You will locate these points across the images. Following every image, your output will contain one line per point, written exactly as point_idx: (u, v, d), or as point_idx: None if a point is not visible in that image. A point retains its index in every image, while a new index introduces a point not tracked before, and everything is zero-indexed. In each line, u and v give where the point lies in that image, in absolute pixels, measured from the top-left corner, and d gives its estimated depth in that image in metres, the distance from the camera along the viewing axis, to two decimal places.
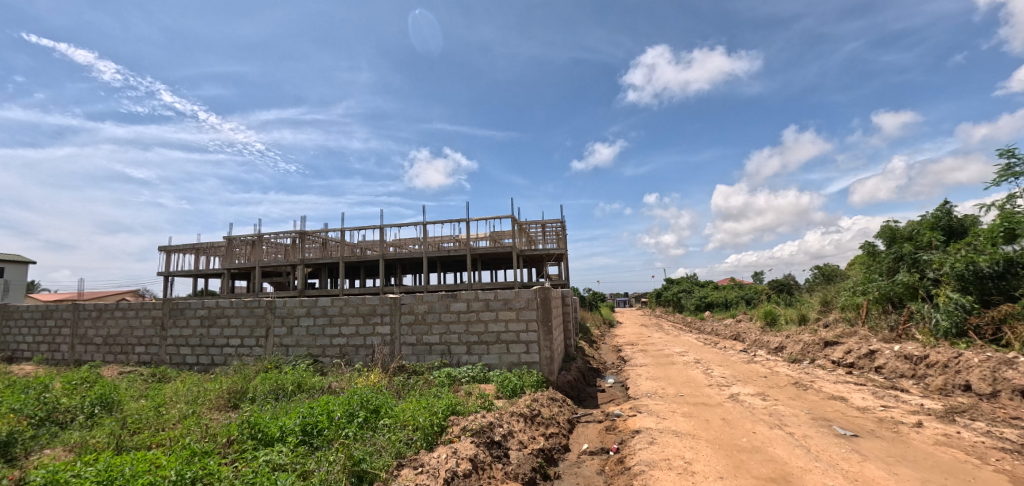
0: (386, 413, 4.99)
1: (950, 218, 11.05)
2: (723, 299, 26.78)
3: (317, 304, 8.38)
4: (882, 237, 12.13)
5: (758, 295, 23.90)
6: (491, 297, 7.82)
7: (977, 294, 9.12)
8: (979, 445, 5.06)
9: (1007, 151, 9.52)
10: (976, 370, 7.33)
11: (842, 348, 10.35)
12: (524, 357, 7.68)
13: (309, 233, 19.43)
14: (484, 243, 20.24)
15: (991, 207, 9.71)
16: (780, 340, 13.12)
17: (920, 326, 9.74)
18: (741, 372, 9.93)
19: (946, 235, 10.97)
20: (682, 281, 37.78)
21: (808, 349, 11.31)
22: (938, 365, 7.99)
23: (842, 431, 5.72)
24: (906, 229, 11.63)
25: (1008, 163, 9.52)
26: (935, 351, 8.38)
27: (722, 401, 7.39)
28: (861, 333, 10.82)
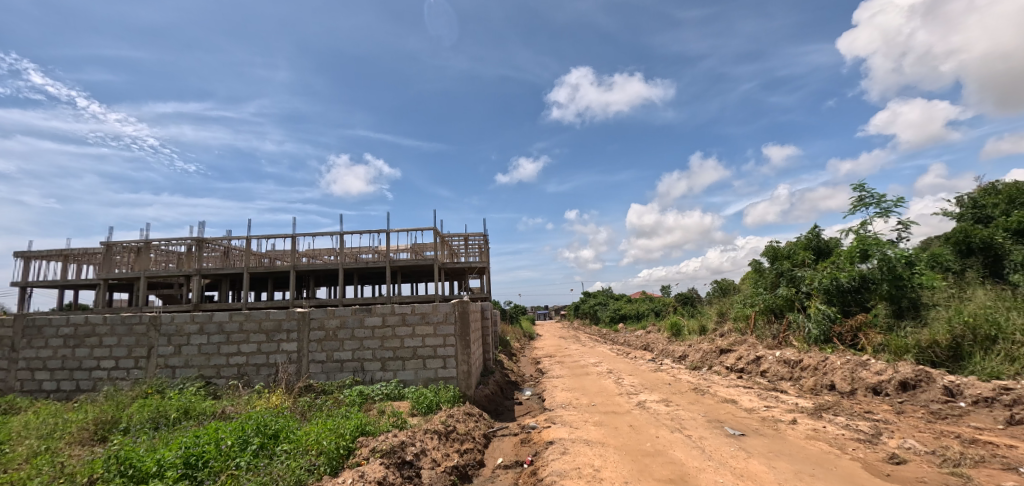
0: (286, 438, 4.64)
1: (819, 240, 12.71)
2: (635, 312, 28.37)
3: (211, 321, 7.61)
4: (767, 255, 13.63)
5: (666, 307, 25.65)
6: (408, 311, 7.61)
7: (840, 305, 10.54)
8: (840, 437, 5.80)
9: (859, 185, 11.18)
10: (839, 371, 8.43)
11: (734, 355, 11.40)
12: (441, 373, 7.55)
13: (208, 241, 17.71)
14: (405, 254, 19.79)
15: (850, 231, 11.29)
16: (683, 349, 14.16)
17: (796, 334, 11.04)
18: (648, 380, 10.56)
19: (816, 254, 12.59)
20: (598, 294, 39.52)
21: (706, 356, 12.32)
22: (810, 368, 9.07)
23: (732, 430, 6.28)
24: (785, 249, 13.17)
25: (860, 195, 11.16)
26: (808, 356, 9.51)
27: (630, 409, 7.79)
28: (750, 341, 12.02)
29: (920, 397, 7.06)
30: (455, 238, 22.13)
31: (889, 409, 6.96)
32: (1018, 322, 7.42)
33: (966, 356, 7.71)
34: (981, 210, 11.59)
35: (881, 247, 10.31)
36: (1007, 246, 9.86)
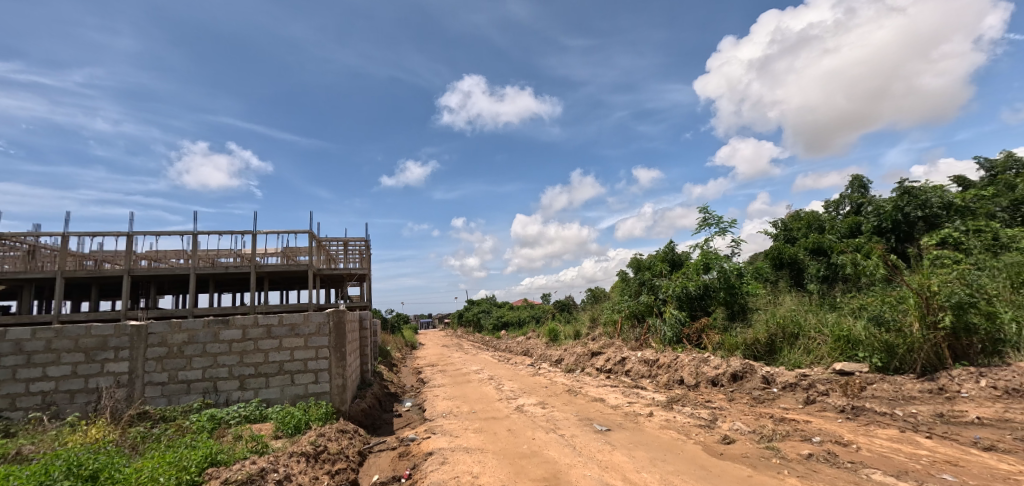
0: (109, 478, 3.90)
1: (673, 253, 14.46)
2: (517, 319, 29.34)
3: (4, 339, 6.12)
4: (632, 266, 15.11)
5: (545, 314, 26.98)
6: (274, 322, 6.95)
7: (688, 310, 12.08)
8: (686, 425, 6.64)
9: (703, 207, 13.02)
10: (686, 368, 9.65)
11: (603, 357, 12.40)
12: (312, 389, 6.99)
13: (5, 237, 14.23)
14: (274, 259, 18.05)
15: (697, 246, 13.04)
16: (559, 353, 15.01)
17: (654, 336, 12.38)
18: (527, 384, 10.99)
19: (671, 265, 14.29)
20: (482, 302, 40.10)
21: (580, 359, 13.20)
22: (665, 365, 10.25)
23: (599, 426, 6.82)
24: (647, 260, 14.75)
25: (705, 215, 12.98)
26: (663, 355, 10.72)
27: (509, 413, 8.03)
28: (616, 344, 13.18)
29: (746, 386, 8.39)
30: (333, 243, 20.78)
31: (723, 397, 8.16)
32: (813, 322, 9.24)
33: (778, 350, 9.38)
34: (789, 232, 14.23)
35: (719, 261, 12.14)
36: (806, 261, 12.26)
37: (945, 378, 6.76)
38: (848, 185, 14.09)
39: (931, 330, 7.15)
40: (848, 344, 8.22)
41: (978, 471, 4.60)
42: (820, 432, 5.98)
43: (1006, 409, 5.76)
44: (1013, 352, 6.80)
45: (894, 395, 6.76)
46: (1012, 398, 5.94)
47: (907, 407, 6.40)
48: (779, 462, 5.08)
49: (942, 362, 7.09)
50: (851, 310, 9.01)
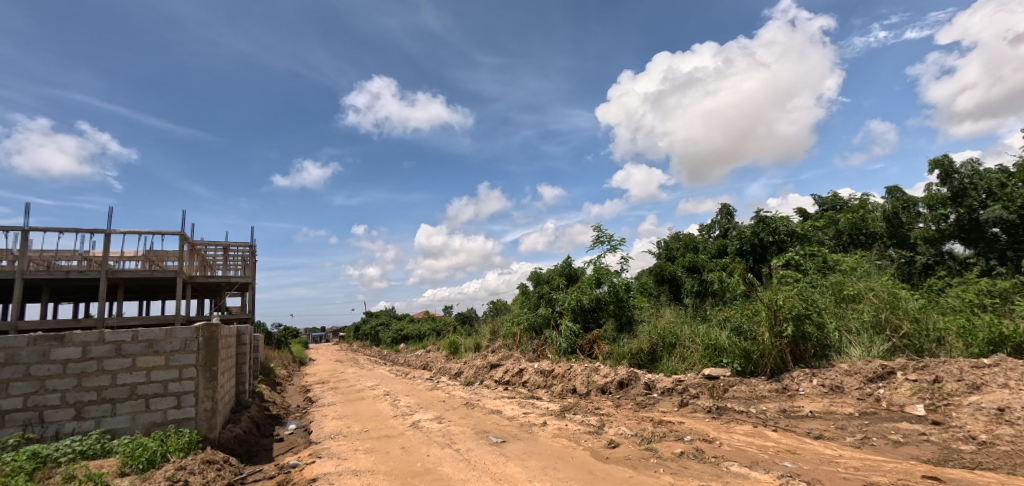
0: None
1: (570, 268, 15.19)
2: (417, 331, 28.59)
3: None
4: (532, 280, 15.60)
5: (446, 326, 26.64)
6: (126, 339, 6.02)
7: (582, 322, 12.72)
8: (577, 432, 6.96)
9: (598, 225, 13.91)
10: (579, 377, 10.14)
11: (502, 369, 12.55)
12: (172, 415, 6.12)
13: None
14: (133, 265, 15.66)
15: (591, 262, 13.84)
16: (459, 366, 14.91)
17: (550, 347, 12.84)
18: (424, 399, 10.72)
19: (567, 279, 14.98)
20: (380, 314, 38.47)
21: (479, 372, 13.22)
22: (559, 375, 10.67)
23: (495, 439, 6.86)
24: (545, 274, 15.34)
25: (598, 233, 13.87)
26: (557, 366, 11.15)
27: (404, 431, 7.75)
28: (515, 356, 13.43)
29: (630, 392, 9.05)
30: (210, 248, 18.61)
31: (611, 404, 8.70)
32: (687, 333, 10.26)
33: (658, 358, 10.26)
34: (670, 251, 15.73)
35: (609, 276, 13.01)
36: (683, 278, 13.62)
37: (787, 378, 7.90)
38: (718, 211, 15.99)
39: (778, 338, 8.33)
40: (715, 352, 9.25)
41: (810, 457, 5.42)
42: (691, 431, 6.63)
43: (831, 403, 6.89)
44: (836, 355, 8.17)
45: (749, 395, 7.74)
46: (834, 393, 7.12)
47: (759, 405, 7.36)
48: (656, 462, 5.53)
49: (786, 365, 8.29)
50: (717, 322, 10.16)
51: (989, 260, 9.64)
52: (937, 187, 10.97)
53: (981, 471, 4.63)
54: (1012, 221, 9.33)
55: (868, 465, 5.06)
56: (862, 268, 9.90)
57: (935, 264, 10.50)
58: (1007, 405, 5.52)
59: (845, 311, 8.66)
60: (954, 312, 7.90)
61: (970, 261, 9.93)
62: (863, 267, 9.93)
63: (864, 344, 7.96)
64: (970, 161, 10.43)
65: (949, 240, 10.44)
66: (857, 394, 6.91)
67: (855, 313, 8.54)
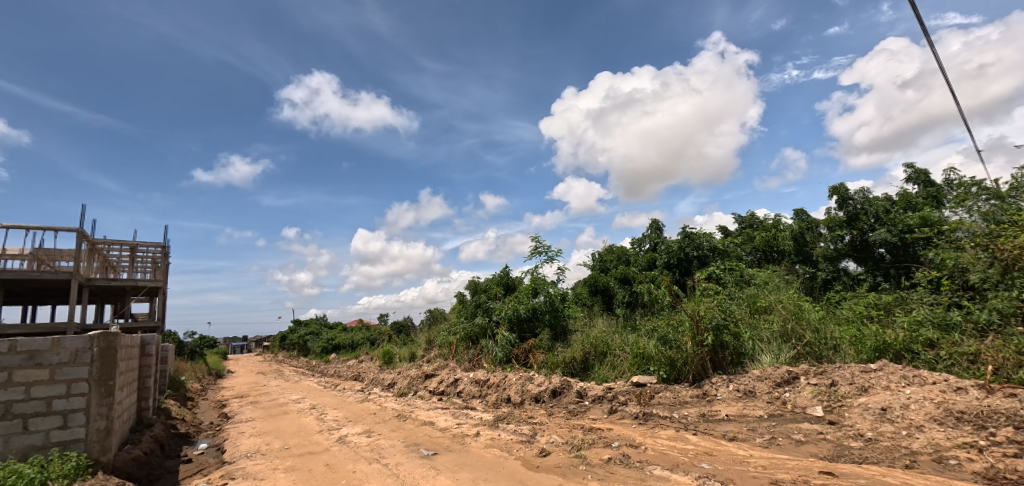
0: None
1: (507, 277, 15.29)
2: (349, 341, 27.44)
3: None
4: (469, 288, 15.54)
5: (381, 335, 25.81)
6: (2, 350, 5.29)
7: (518, 332, 12.82)
8: (509, 441, 6.98)
9: (535, 236, 14.14)
10: (513, 386, 10.19)
11: (436, 379, 12.35)
12: (56, 436, 5.41)
13: None
14: (17, 265, 13.82)
15: (528, 272, 14.02)
16: (392, 376, 14.48)
17: (486, 357, 12.81)
18: (353, 412, 10.28)
19: (505, 289, 15.06)
20: (310, 323, 36.57)
21: (412, 382, 12.91)
22: (494, 385, 10.66)
23: (426, 451, 6.70)
24: (483, 283, 15.34)
25: (536, 244, 14.09)
26: (493, 375, 11.15)
27: (329, 446, 7.37)
28: (450, 365, 13.27)
29: (563, 400, 9.23)
30: (114, 249, 16.85)
31: (544, 412, 8.81)
32: (618, 342, 10.65)
33: (590, 367, 10.56)
34: (604, 263, 16.31)
35: (546, 286, 13.23)
36: (615, 288, 14.15)
37: (707, 384, 8.41)
38: (649, 226, 16.80)
39: (699, 346, 8.87)
40: (642, 360, 9.66)
41: (725, 458, 5.80)
42: (619, 437, 6.87)
43: (744, 406, 7.42)
44: (750, 362, 8.82)
45: (673, 401, 8.16)
46: (747, 398, 7.69)
47: (681, 410, 7.78)
48: (585, 469, 5.66)
49: (706, 372, 8.84)
50: (645, 331, 10.64)
51: (876, 277, 10.88)
52: (835, 211, 12.23)
53: (866, 465, 5.18)
54: (895, 243, 10.60)
55: (774, 463, 5.48)
56: (773, 282, 10.80)
57: (833, 279, 11.67)
58: (888, 405, 6.23)
59: (757, 321, 9.38)
60: (848, 322, 8.82)
61: (861, 277, 11.13)
62: (773, 281, 10.84)
63: (773, 352, 8.66)
64: (862, 189, 11.74)
65: (844, 258, 11.66)
66: (766, 397, 7.50)
67: (766, 323, 9.28)
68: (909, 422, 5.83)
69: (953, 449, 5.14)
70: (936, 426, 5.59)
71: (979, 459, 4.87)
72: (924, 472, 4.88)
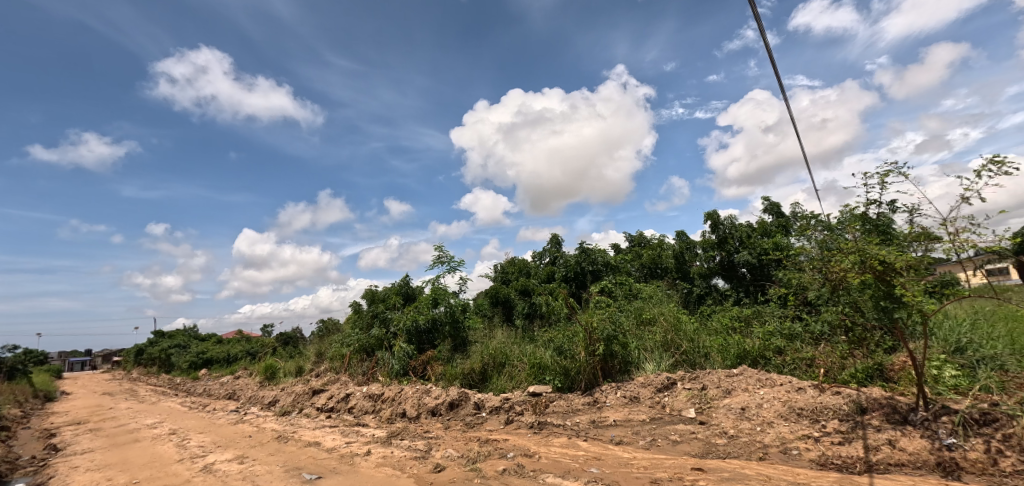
0: None
1: (407, 287, 14.86)
2: (224, 355, 24.55)
3: None
4: (366, 298, 14.83)
5: (263, 348, 23.48)
6: None
7: (416, 343, 12.45)
8: (402, 458, 6.70)
9: (438, 246, 13.94)
10: (409, 400, 9.83)
11: (325, 395, 11.50)
12: None
13: None
14: None
15: (430, 282, 13.73)
16: (274, 394, 13.18)
17: (381, 370, 12.26)
18: (224, 436, 9.15)
19: (404, 298, 14.60)
20: (176, 334, 32.13)
21: (298, 399, 11.87)
22: (389, 399, 10.21)
23: (309, 475, 6.17)
24: (381, 293, 14.74)
25: (438, 254, 13.88)
26: (388, 389, 10.67)
27: (191, 477, 6.47)
28: (342, 380, 12.47)
29: (460, 413, 9.11)
30: None
31: (440, 426, 8.61)
32: (516, 352, 10.85)
33: (489, 378, 10.59)
34: (506, 275, 16.58)
35: (446, 297, 13.03)
36: (515, 300, 14.43)
37: (598, 392, 8.87)
38: (549, 240, 17.45)
39: (592, 356, 9.33)
40: (539, 370, 9.93)
41: (612, 461, 6.13)
42: (514, 447, 6.93)
43: (629, 412, 7.94)
44: (636, 370, 9.47)
45: (566, 409, 8.46)
46: (633, 403, 8.24)
47: (573, 418, 8.10)
48: (479, 482, 5.61)
49: (597, 380, 9.32)
50: (542, 342, 10.96)
51: (739, 292, 12.40)
52: (709, 234, 13.75)
53: (729, 459, 5.82)
54: (754, 263, 12.18)
55: (653, 464, 5.92)
56: (657, 296, 11.78)
57: (705, 294, 13.04)
58: (746, 405, 7.07)
59: (643, 332, 10.13)
60: (716, 333, 9.91)
61: (727, 293, 12.60)
62: (657, 295, 11.84)
63: (655, 360, 9.42)
64: (730, 216, 13.34)
65: (715, 275, 13.12)
66: (649, 402, 8.11)
67: (650, 333, 10.06)
68: (762, 419, 6.66)
69: (795, 441, 5.97)
70: (782, 421, 6.45)
71: (814, 448, 5.72)
72: (773, 462, 5.61)
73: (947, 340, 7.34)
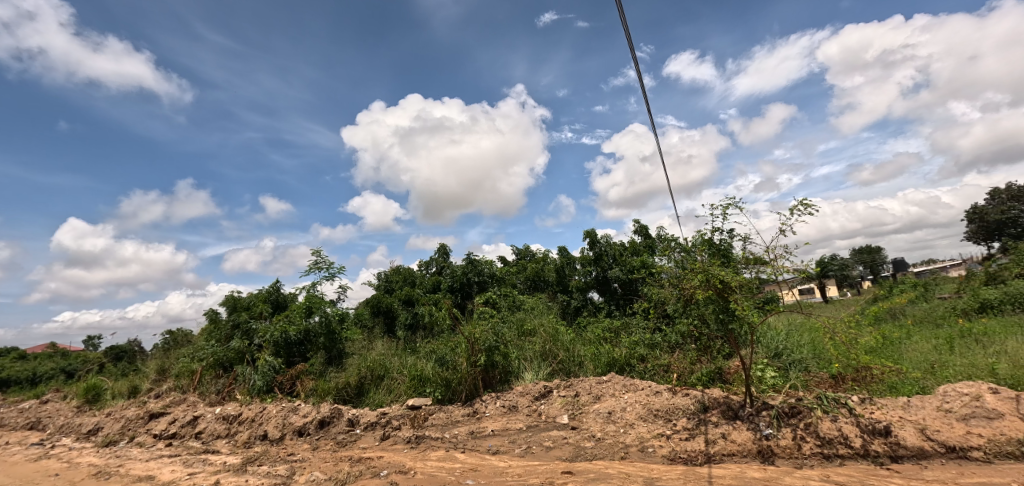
0: None
1: (277, 294, 13.56)
2: (27, 374, 19.90)
3: None
4: (226, 305, 13.20)
5: (85, 366, 19.53)
6: None
7: (285, 356, 11.38)
8: None
9: (316, 250, 12.95)
10: (272, 420, 8.90)
11: (166, 419, 9.92)
12: None
13: None
14: None
15: (303, 289, 12.65)
16: (96, 420, 11.01)
17: (240, 387, 10.97)
18: (17, 477, 7.39)
19: (273, 307, 13.29)
20: None
21: (128, 425, 10.05)
22: (247, 420, 9.13)
23: None
24: (245, 300, 13.24)
25: (315, 259, 12.89)
26: (246, 409, 9.55)
27: None
28: (189, 400, 10.89)
29: (331, 431, 8.50)
30: None
31: (307, 447, 7.93)
32: (396, 364, 10.49)
33: (366, 392, 10.07)
34: (390, 284, 16.02)
35: (322, 305, 12.05)
36: (398, 310, 13.99)
37: (478, 402, 8.93)
38: (437, 250, 17.26)
39: (473, 367, 9.38)
40: (419, 382, 9.71)
41: (487, 472, 6.18)
42: (388, 464, 6.65)
43: (507, 421, 8.11)
44: (515, 379, 9.73)
45: (445, 421, 8.37)
46: (511, 412, 8.43)
47: (452, 430, 8.03)
48: None
49: (477, 390, 9.39)
50: (424, 353, 10.74)
51: (611, 305, 13.49)
52: (587, 250, 14.76)
53: (595, 461, 6.25)
54: (624, 279, 13.36)
55: (527, 470, 6.10)
56: (538, 307, 12.29)
57: (582, 306, 13.93)
58: (612, 409, 7.66)
59: (523, 342, 10.46)
60: (590, 343, 10.63)
61: (601, 306, 13.61)
62: (538, 307, 12.35)
63: (534, 369, 9.79)
64: (606, 235, 14.47)
65: (591, 289, 14.07)
66: (526, 411, 8.37)
67: (530, 343, 10.43)
68: (625, 421, 7.27)
69: (651, 439, 6.61)
70: (642, 422, 7.10)
71: (666, 445, 6.38)
72: (633, 460, 6.15)
73: (769, 347, 8.72)
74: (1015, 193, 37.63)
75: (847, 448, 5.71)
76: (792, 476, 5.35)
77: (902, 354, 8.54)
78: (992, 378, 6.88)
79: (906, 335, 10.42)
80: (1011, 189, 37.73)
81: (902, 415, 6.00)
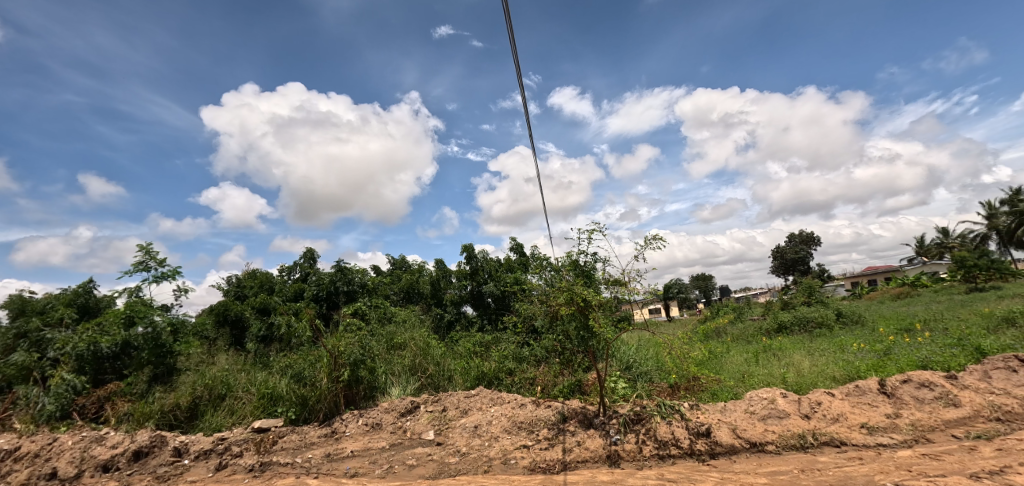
0: None
1: (87, 297, 11.20)
2: None
3: None
4: (8, 308, 10.50)
5: None
6: None
7: (91, 374, 9.41)
8: None
9: (143, 246, 11.02)
10: (67, 454, 7.22)
11: None
12: None
13: None
14: None
15: (123, 292, 10.61)
16: None
17: (21, 414, 8.79)
18: None
19: (79, 313, 10.94)
20: None
21: None
22: (27, 456, 7.26)
23: None
24: (40, 302, 10.72)
25: (141, 257, 10.94)
26: (29, 441, 7.62)
27: None
28: None
29: (149, 464, 7.16)
30: None
31: None
32: (242, 381, 9.31)
33: (200, 414, 8.76)
34: (242, 290, 14.40)
35: (150, 314, 9.95)
36: (249, 320, 12.53)
37: (337, 422, 8.31)
38: (302, 255, 15.90)
39: (335, 383, 8.73)
40: (270, 401, 8.75)
41: None
42: None
43: (368, 440, 7.68)
44: (380, 395, 9.30)
45: (298, 444, 7.61)
46: (374, 430, 8.01)
47: (305, 453, 7.32)
48: None
49: (338, 408, 8.75)
50: (278, 369, 9.69)
51: (483, 320, 13.73)
52: (464, 265, 14.85)
53: (458, 476, 6.21)
54: (497, 294, 13.73)
55: None
56: (410, 320, 11.97)
57: (455, 320, 13.92)
58: (478, 423, 7.73)
59: (392, 356, 10.07)
60: (460, 356, 10.65)
61: (473, 320, 13.78)
62: (410, 320, 12.01)
63: (401, 384, 9.48)
64: (482, 250, 14.74)
65: (465, 303, 14.17)
66: (390, 428, 8.03)
67: (398, 358, 10.08)
68: (490, 434, 7.37)
69: (514, 450, 6.79)
70: (506, 435, 7.27)
71: (527, 456, 6.61)
72: (495, 473, 6.27)
73: (622, 360, 9.60)
74: (804, 237, 47.30)
75: (678, 448, 6.52)
76: (634, 477, 5.91)
77: (722, 366, 10.08)
78: (783, 385, 8.45)
79: (726, 350, 12.34)
80: (802, 235, 47.36)
81: (719, 418, 7.04)
